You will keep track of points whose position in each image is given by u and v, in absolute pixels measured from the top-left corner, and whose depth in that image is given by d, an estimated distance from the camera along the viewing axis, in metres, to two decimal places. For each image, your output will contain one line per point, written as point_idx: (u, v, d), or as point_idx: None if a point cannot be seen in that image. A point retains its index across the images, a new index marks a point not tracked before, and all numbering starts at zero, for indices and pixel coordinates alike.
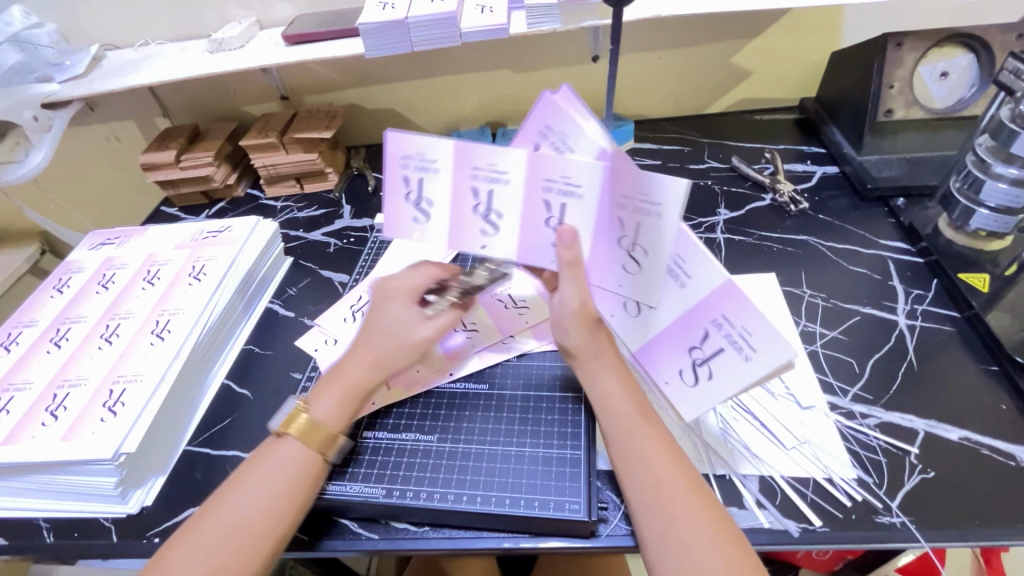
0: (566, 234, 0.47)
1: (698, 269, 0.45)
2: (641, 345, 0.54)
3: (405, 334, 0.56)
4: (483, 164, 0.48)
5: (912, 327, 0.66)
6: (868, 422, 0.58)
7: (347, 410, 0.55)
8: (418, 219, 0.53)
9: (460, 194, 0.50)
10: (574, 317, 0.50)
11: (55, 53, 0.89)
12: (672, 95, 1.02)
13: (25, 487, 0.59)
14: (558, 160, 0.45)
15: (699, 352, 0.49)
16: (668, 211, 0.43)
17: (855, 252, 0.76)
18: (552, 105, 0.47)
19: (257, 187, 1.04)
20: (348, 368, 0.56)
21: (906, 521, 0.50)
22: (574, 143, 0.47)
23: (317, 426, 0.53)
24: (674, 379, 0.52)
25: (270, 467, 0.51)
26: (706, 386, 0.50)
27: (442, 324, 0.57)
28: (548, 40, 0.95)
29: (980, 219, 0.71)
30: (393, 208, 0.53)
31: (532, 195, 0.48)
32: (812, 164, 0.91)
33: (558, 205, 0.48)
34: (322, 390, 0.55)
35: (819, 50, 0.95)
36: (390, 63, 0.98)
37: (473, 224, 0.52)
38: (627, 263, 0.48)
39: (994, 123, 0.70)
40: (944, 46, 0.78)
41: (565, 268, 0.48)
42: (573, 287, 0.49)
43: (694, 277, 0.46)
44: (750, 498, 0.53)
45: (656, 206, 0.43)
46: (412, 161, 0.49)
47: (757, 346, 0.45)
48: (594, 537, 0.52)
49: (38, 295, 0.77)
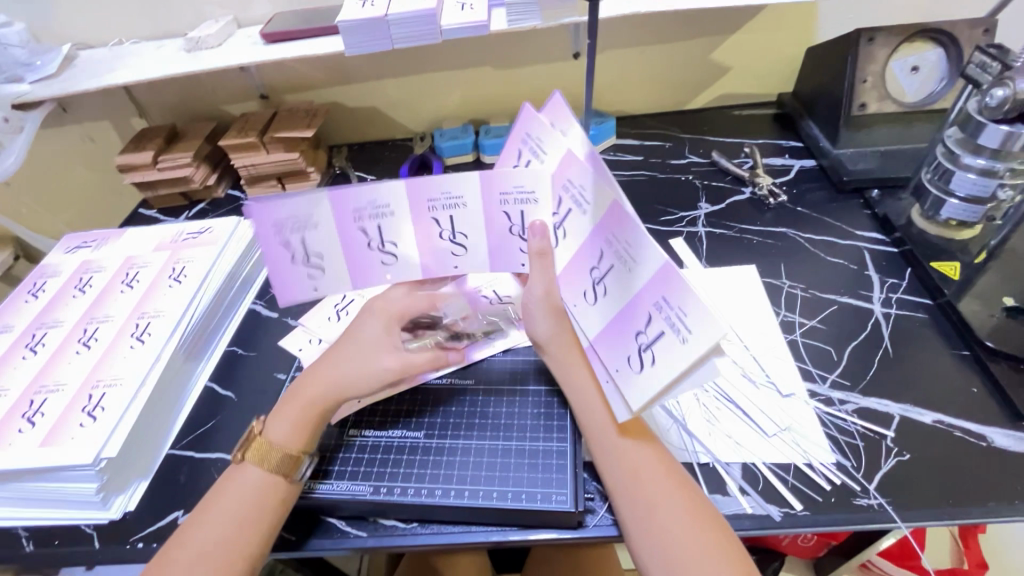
0: (536, 227, 0.50)
1: (643, 249, 0.43)
2: (600, 333, 0.51)
3: (372, 365, 0.55)
4: (436, 196, 0.50)
5: (887, 315, 0.68)
6: (846, 408, 0.59)
7: (306, 432, 0.54)
8: (313, 276, 0.55)
9: (420, 227, 0.52)
10: (539, 304, 0.53)
11: (25, 52, 0.87)
12: (653, 91, 1.03)
13: (3, 496, 0.58)
14: (511, 173, 0.48)
15: (645, 338, 0.46)
16: (596, 206, 0.47)
17: (833, 243, 0.78)
18: (527, 116, 0.53)
19: (237, 187, 1.03)
20: (309, 385, 0.55)
21: (884, 503, 0.52)
22: (541, 148, 0.52)
23: (271, 449, 0.52)
24: (623, 367, 0.48)
25: (229, 494, 0.51)
26: (648, 374, 0.45)
27: (411, 361, 0.56)
28: (529, 37, 0.95)
29: (951, 209, 0.74)
30: (285, 276, 0.54)
31: (489, 210, 0.51)
32: (790, 158, 0.93)
33: (517, 215, 0.51)
34: (282, 414, 0.54)
35: (794, 46, 0.97)
36: (371, 60, 0.97)
37: (443, 249, 0.54)
38: (595, 257, 0.49)
39: (961, 116, 0.71)
40: (914, 41, 0.80)
41: (535, 257, 0.51)
42: (538, 276, 0.51)
43: (640, 261, 0.44)
44: (733, 485, 0.54)
45: (587, 202, 0.47)
46: (288, 226, 0.51)
47: (694, 326, 0.41)
48: (582, 528, 0.52)
49: (12, 300, 0.75)
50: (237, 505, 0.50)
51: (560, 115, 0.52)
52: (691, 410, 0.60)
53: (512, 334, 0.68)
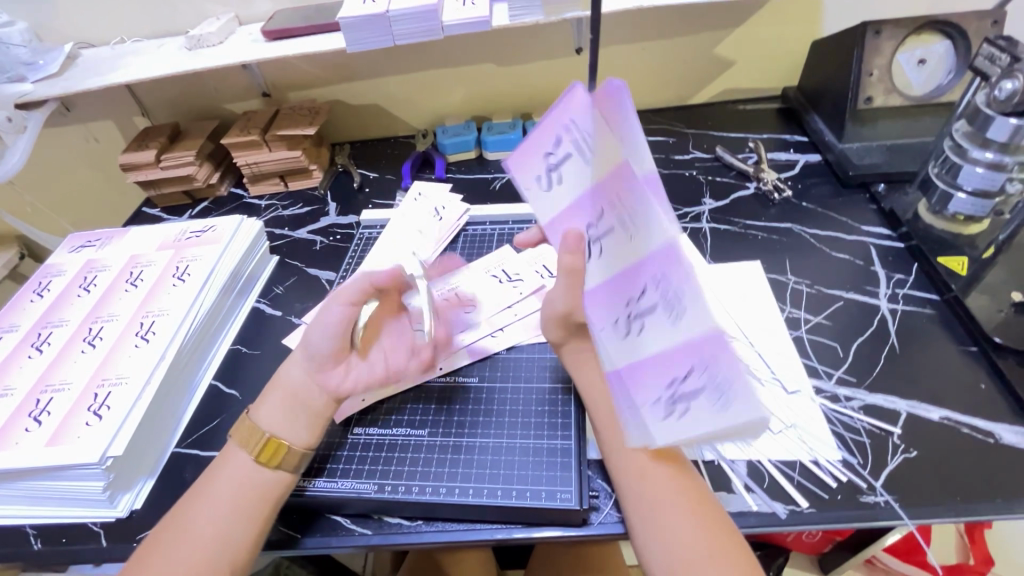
0: (571, 241, 0.45)
1: (697, 306, 0.38)
2: (626, 361, 0.45)
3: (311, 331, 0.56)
4: (566, 126, 0.43)
5: (894, 310, 0.68)
6: (852, 404, 0.59)
7: (294, 417, 0.54)
8: None
9: None
10: (555, 317, 0.50)
11: (28, 52, 0.87)
12: (656, 86, 1.02)
13: (11, 494, 0.58)
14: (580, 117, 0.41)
15: (681, 388, 0.40)
16: (641, 237, 0.40)
17: (838, 239, 0.77)
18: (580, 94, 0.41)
19: (240, 185, 1.03)
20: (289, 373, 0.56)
21: (890, 500, 0.51)
22: (586, 145, 0.42)
23: (256, 428, 0.53)
24: (653, 408, 0.44)
25: (223, 473, 0.51)
26: (675, 426, 0.42)
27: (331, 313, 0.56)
28: (531, 32, 0.94)
29: (958, 204, 0.73)
30: None
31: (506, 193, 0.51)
32: (795, 152, 0.92)
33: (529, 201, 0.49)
34: (268, 399, 0.56)
35: (800, 39, 0.96)
36: (372, 57, 0.97)
37: None
38: (635, 291, 0.42)
39: (970, 109, 0.70)
40: (921, 33, 0.79)
41: (563, 274, 0.47)
42: (562, 292, 0.48)
43: (686, 315, 0.39)
44: (738, 482, 0.54)
45: (634, 229, 0.40)
46: None
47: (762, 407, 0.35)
48: (586, 525, 0.52)
49: (18, 299, 0.75)
50: (234, 485, 0.51)
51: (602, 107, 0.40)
52: None
53: (514, 333, 0.68)
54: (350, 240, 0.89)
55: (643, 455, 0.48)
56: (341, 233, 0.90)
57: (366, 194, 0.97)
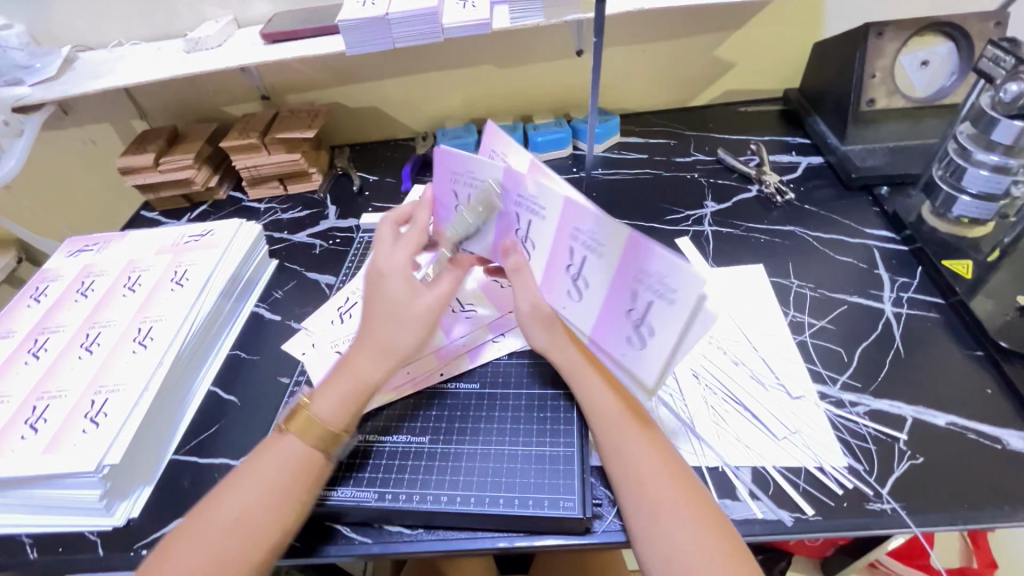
0: (507, 245, 0.54)
1: (606, 226, 0.46)
2: (594, 324, 0.52)
3: (404, 306, 0.54)
4: (462, 172, 0.53)
5: (898, 314, 0.67)
6: (857, 410, 0.58)
7: (351, 409, 0.54)
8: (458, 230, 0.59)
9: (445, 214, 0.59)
10: (529, 317, 0.55)
11: (25, 55, 0.87)
12: (657, 88, 1.02)
13: (6, 502, 0.58)
14: (462, 161, 0.52)
15: (636, 313, 0.48)
16: (551, 209, 0.49)
17: (841, 242, 0.77)
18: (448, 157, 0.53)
19: (239, 189, 1.03)
20: (356, 360, 0.55)
21: (897, 507, 0.51)
22: (478, 178, 0.52)
23: (318, 421, 0.52)
24: (626, 346, 0.51)
25: (270, 464, 0.51)
26: (651, 347, 0.48)
27: (442, 287, 0.56)
28: (532, 34, 0.94)
29: (962, 206, 0.73)
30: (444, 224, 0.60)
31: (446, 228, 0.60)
32: (796, 155, 0.92)
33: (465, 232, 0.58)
34: (331, 389, 0.54)
35: (801, 41, 0.96)
36: (372, 60, 0.96)
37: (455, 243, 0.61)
38: (567, 254, 0.50)
39: (974, 111, 0.70)
40: (925, 34, 0.79)
41: (511, 275, 0.54)
42: (522, 292, 0.54)
43: (602, 238, 0.46)
44: (743, 490, 0.53)
45: (542, 208, 0.49)
46: (462, 179, 0.54)
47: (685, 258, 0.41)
48: (589, 534, 0.52)
49: (14, 304, 0.75)
50: (277, 480, 0.50)
51: (496, 140, 0.56)
52: (699, 413, 0.59)
53: (513, 339, 0.67)
54: (350, 244, 0.88)
55: (642, 461, 0.49)
56: (341, 236, 0.90)
57: (366, 197, 0.97)
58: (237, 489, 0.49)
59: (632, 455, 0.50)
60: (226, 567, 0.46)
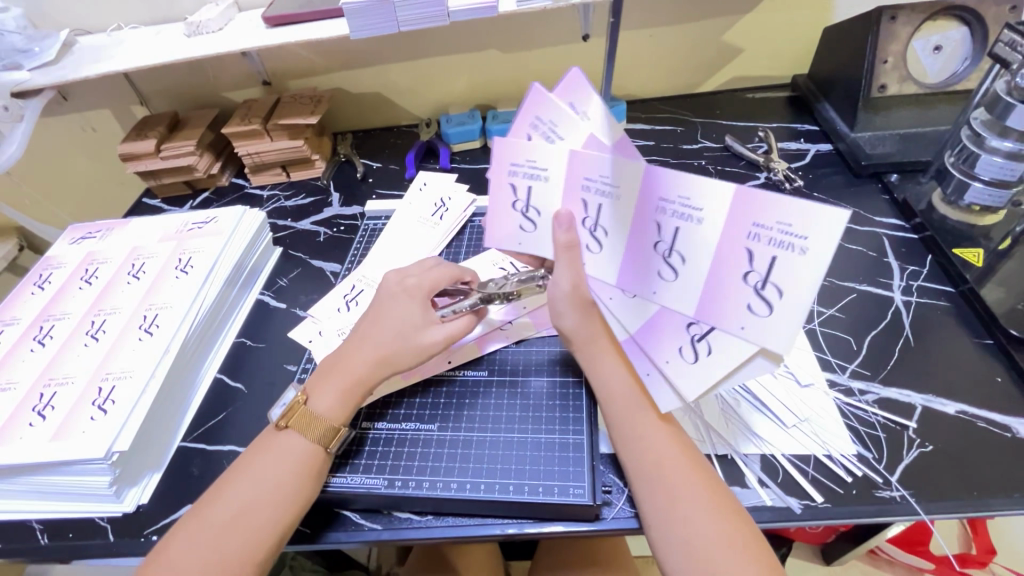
0: (563, 218, 0.50)
1: (706, 197, 0.43)
2: (639, 325, 0.51)
3: (414, 337, 0.57)
4: (521, 162, 0.51)
5: (908, 302, 0.67)
6: (866, 398, 0.58)
7: (349, 404, 0.55)
8: (524, 226, 0.54)
9: (499, 192, 0.54)
10: (567, 300, 0.52)
11: (22, 38, 0.84)
12: (664, 74, 1.00)
13: (16, 489, 0.58)
14: (522, 145, 0.50)
15: (698, 327, 0.47)
16: (627, 186, 0.46)
17: (851, 230, 0.76)
18: (538, 99, 0.50)
19: (241, 176, 1.02)
20: (353, 360, 0.56)
21: (907, 495, 0.51)
22: (540, 166, 0.50)
23: (316, 418, 0.53)
24: (673, 358, 0.49)
25: (269, 458, 0.52)
26: (704, 364, 0.47)
27: (452, 329, 0.58)
28: (538, 18, 0.92)
29: (974, 194, 0.72)
30: (500, 214, 0.55)
31: (499, 179, 0.53)
32: (805, 142, 0.91)
33: (524, 189, 0.52)
34: (324, 385, 0.55)
35: (811, 26, 0.94)
36: (375, 44, 0.95)
37: (513, 220, 0.54)
38: (654, 231, 0.47)
39: (989, 97, 0.70)
40: (938, 19, 0.77)
41: (562, 252, 0.50)
42: (565, 271, 0.51)
43: (703, 209, 0.43)
44: (752, 477, 0.53)
45: (615, 188, 0.47)
46: (522, 169, 0.51)
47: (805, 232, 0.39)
48: (599, 521, 0.52)
49: (18, 292, 0.74)
50: (273, 473, 0.51)
51: (577, 95, 0.50)
52: (708, 401, 0.59)
53: (521, 326, 0.66)
54: (354, 232, 0.87)
55: (657, 450, 0.49)
56: (345, 224, 0.89)
57: (370, 184, 0.96)
58: (234, 485, 0.50)
59: (646, 442, 0.49)
60: (230, 563, 0.46)
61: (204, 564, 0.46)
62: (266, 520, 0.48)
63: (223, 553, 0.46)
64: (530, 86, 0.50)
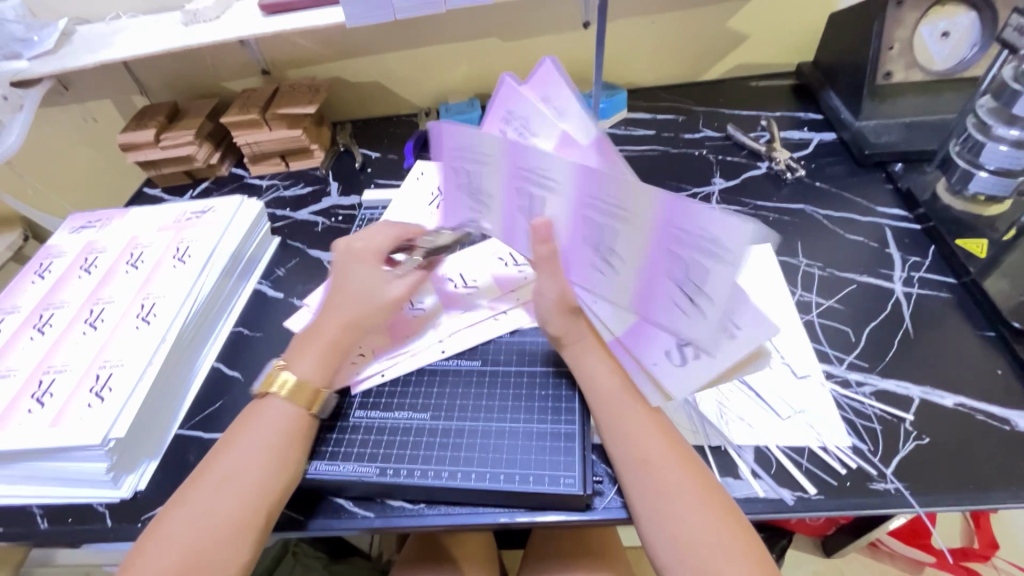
0: (541, 228, 0.50)
1: (728, 237, 0.40)
2: (628, 327, 0.52)
3: (375, 292, 0.60)
4: (465, 147, 0.52)
5: (909, 294, 0.66)
6: (863, 390, 0.58)
7: (330, 366, 0.57)
8: (473, 209, 0.58)
9: (449, 172, 0.57)
10: (552, 309, 0.54)
11: (23, 28, 0.84)
12: (666, 62, 0.99)
13: (16, 474, 0.59)
14: (463, 130, 0.50)
15: (685, 333, 0.47)
16: (564, 181, 0.47)
17: (853, 220, 0.75)
18: (512, 87, 0.53)
19: (241, 165, 1.02)
20: (326, 325, 0.59)
21: (901, 487, 0.50)
22: (550, 177, 0.47)
23: (304, 384, 0.55)
24: (661, 360, 0.49)
25: (259, 426, 0.53)
26: (692, 367, 0.46)
27: (411, 282, 0.62)
28: (538, 4, 0.91)
29: (979, 183, 0.71)
30: (456, 195, 0.59)
31: (445, 163, 0.56)
32: (809, 131, 0.89)
33: (469, 173, 0.55)
34: (304, 350, 0.57)
35: (817, 12, 0.92)
36: (373, 32, 0.94)
37: (466, 203, 0.58)
38: (667, 261, 0.45)
39: (995, 84, 0.68)
40: (946, 4, 0.74)
41: (542, 262, 0.52)
42: (548, 280, 0.53)
43: (728, 251, 0.40)
44: (745, 469, 0.53)
45: (554, 182, 0.48)
46: (463, 155, 0.53)
47: (733, 247, 0.40)
48: (590, 510, 0.52)
49: (19, 280, 0.75)
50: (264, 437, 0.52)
51: (556, 91, 0.53)
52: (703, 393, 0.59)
53: (517, 316, 0.66)
54: (352, 222, 0.87)
55: (648, 443, 0.49)
56: (343, 214, 0.89)
57: (368, 174, 0.95)
58: (226, 456, 0.51)
59: (636, 436, 0.49)
60: (223, 542, 0.46)
61: (197, 544, 0.46)
62: (255, 496, 0.49)
63: (219, 522, 0.47)
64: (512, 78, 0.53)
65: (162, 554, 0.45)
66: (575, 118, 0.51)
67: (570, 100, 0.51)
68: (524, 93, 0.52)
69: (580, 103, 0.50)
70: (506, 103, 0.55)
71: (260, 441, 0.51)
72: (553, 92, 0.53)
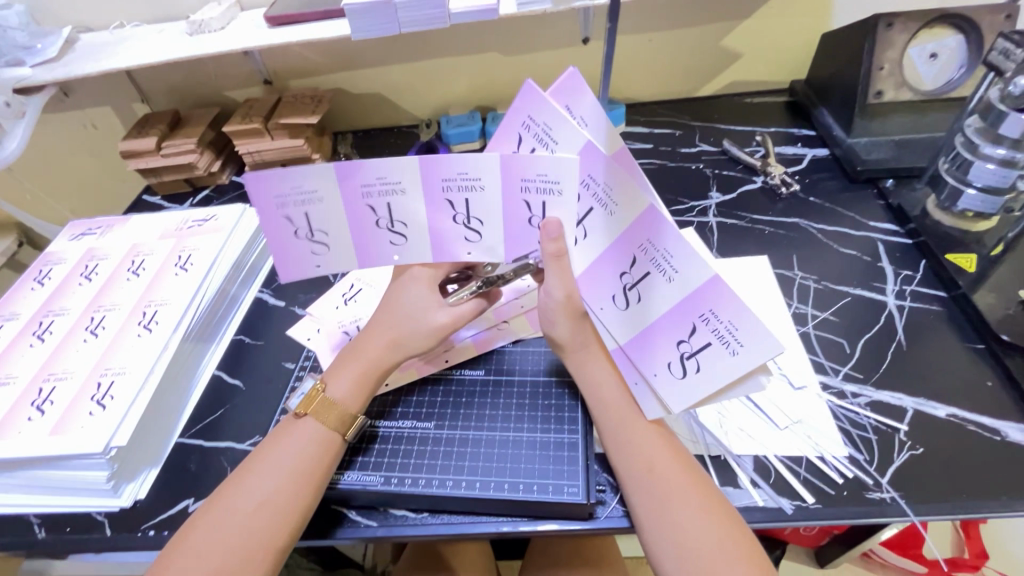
0: (552, 227, 0.49)
1: (687, 257, 0.43)
2: (630, 338, 0.51)
3: (423, 318, 0.57)
4: (371, 181, 0.48)
5: (901, 307, 0.67)
6: (858, 401, 0.59)
7: (366, 390, 0.56)
8: (394, 241, 0.53)
9: (275, 228, 0.51)
10: (559, 308, 0.53)
11: (25, 35, 0.85)
12: (664, 78, 1.01)
13: (14, 483, 0.58)
14: (281, 174, 0.47)
15: (687, 346, 0.47)
16: (567, 182, 0.46)
17: (845, 234, 0.77)
18: (532, 96, 0.49)
19: (241, 174, 1.02)
20: (369, 344, 0.58)
21: (896, 496, 0.51)
22: (552, 180, 0.46)
23: (335, 406, 0.54)
24: (662, 371, 0.50)
25: (288, 446, 0.52)
26: (692, 379, 0.48)
27: (462, 312, 0.58)
28: (539, 20, 0.93)
29: (968, 200, 0.73)
30: (291, 254, 0.53)
31: (269, 215, 0.50)
32: (802, 147, 0.92)
33: (301, 216, 0.50)
34: (342, 371, 0.57)
35: (808, 33, 0.95)
36: (376, 46, 0.95)
37: (304, 250, 0.53)
38: (626, 262, 0.48)
39: (982, 104, 0.71)
40: (933, 27, 0.78)
41: (550, 260, 0.50)
42: (557, 279, 0.52)
43: (681, 270, 0.44)
44: (745, 478, 0.54)
45: (557, 184, 0.46)
46: (290, 199, 0.49)
47: (677, 266, 0.44)
48: (592, 519, 0.52)
49: (18, 287, 0.75)
50: (295, 461, 0.51)
51: (573, 98, 0.52)
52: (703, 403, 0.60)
53: (520, 327, 0.67)
54: None
55: (648, 452, 0.50)
56: None
57: None
58: (255, 477, 0.50)
59: (637, 447, 0.50)
60: (256, 553, 0.47)
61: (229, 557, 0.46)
62: (286, 509, 0.49)
63: (251, 545, 0.47)
64: (526, 82, 0.49)
65: (190, 561, 0.46)
66: (595, 125, 0.50)
67: (591, 107, 0.50)
68: (547, 105, 0.48)
69: (597, 105, 0.49)
70: (526, 108, 0.50)
71: (291, 454, 0.51)
72: (573, 100, 0.51)
